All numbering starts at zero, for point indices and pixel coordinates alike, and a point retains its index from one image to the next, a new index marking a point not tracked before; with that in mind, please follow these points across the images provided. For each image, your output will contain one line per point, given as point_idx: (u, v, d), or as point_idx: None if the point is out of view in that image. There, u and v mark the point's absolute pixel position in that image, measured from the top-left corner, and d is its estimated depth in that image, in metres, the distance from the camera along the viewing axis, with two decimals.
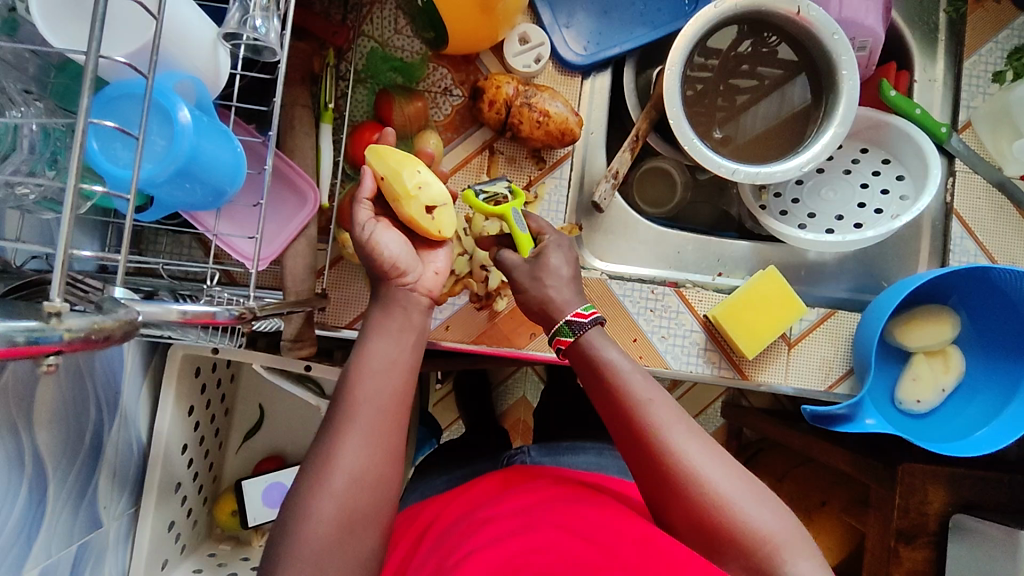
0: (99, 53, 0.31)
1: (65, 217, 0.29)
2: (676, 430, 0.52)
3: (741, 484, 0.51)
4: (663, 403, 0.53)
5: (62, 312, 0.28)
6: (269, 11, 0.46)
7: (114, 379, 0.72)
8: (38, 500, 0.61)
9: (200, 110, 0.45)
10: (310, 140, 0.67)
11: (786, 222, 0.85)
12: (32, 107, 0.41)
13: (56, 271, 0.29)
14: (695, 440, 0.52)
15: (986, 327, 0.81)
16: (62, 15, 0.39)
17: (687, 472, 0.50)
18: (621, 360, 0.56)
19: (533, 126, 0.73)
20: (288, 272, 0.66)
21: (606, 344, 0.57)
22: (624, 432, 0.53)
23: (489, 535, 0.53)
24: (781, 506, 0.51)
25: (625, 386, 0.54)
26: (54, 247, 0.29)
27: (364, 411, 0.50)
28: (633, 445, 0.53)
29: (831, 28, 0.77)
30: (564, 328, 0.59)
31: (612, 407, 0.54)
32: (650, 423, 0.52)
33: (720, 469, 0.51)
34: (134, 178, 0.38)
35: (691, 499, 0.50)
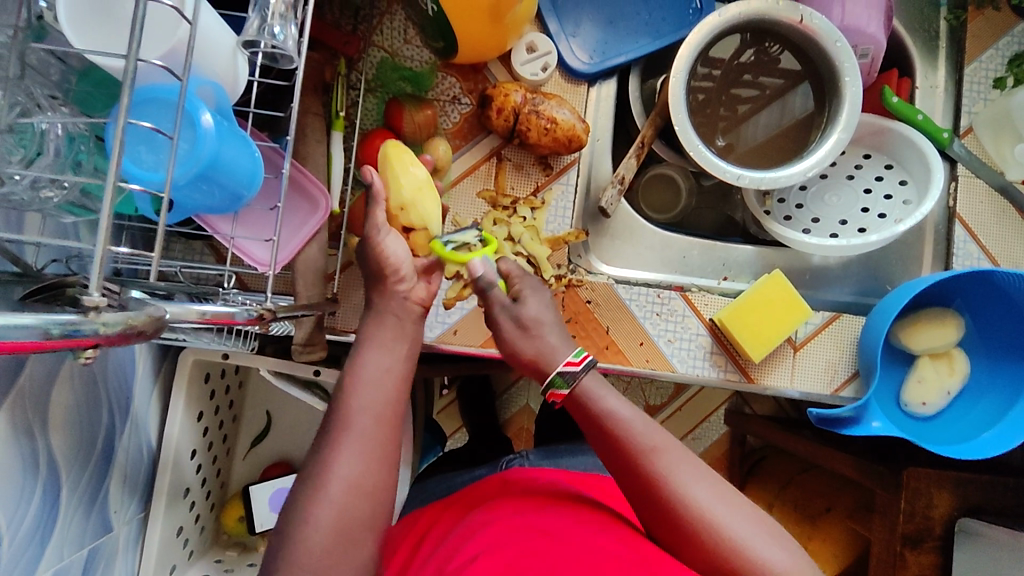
0: (137, 56, 0.32)
1: (104, 217, 0.30)
2: (687, 477, 0.52)
3: (755, 524, 0.51)
4: (672, 451, 0.53)
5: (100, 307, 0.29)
6: (286, 18, 0.48)
7: (127, 384, 0.73)
8: (51, 503, 0.62)
9: (221, 116, 0.46)
10: (321, 147, 0.69)
11: (791, 227, 0.86)
12: (57, 111, 0.42)
13: (95, 269, 0.30)
14: (706, 485, 0.52)
15: (990, 329, 0.81)
16: (88, 21, 0.40)
17: (699, 518, 0.51)
18: (621, 409, 0.55)
19: (541, 133, 0.75)
20: (299, 277, 0.68)
21: (607, 394, 0.56)
22: (632, 482, 0.53)
23: (490, 538, 0.55)
24: (792, 541, 0.51)
25: (628, 436, 0.54)
26: (93, 245, 0.31)
27: (359, 418, 0.51)
28: (643, 495, 0.53)
29: (834, 35, 0.78)
30: (558, 379, 0.57)
31: (617, 458, 0.54)
32: (658, 473, 0.52)
33: (731, 511, 0.51)
34: (166, 180, 0.39)
35: (705, 544, 0.50)
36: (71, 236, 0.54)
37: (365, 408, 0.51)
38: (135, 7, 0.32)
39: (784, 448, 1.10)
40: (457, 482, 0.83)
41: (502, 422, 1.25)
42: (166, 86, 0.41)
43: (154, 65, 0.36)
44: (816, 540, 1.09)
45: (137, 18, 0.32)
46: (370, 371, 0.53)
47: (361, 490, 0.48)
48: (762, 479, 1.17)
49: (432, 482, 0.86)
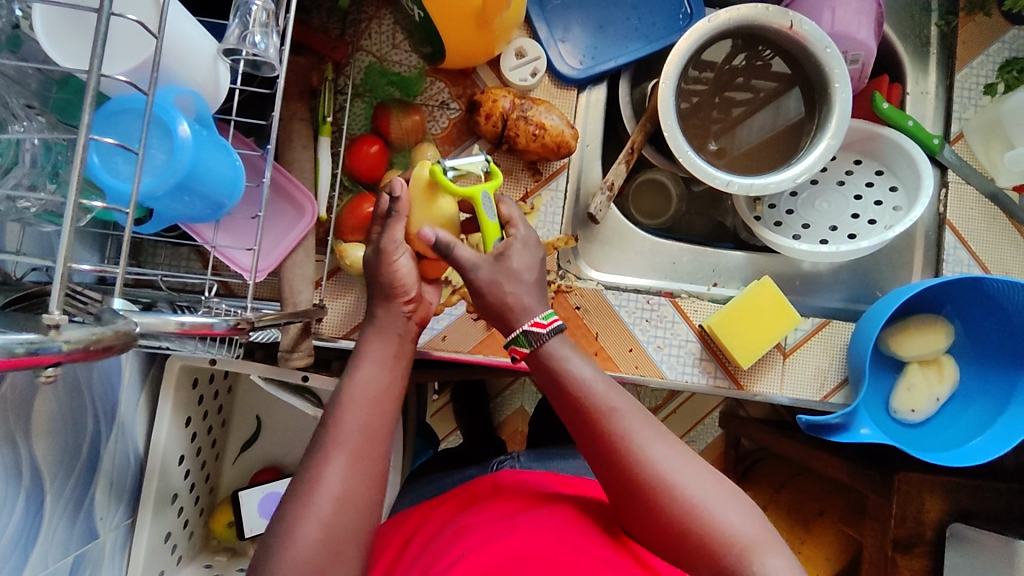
0: (101, 71, 0.32)
1: (65, 231, 0.30)
2: (645, 437, 0.51)
3: (713, 487, 0.51)
4: (630, 410, 0.53)
5: (61, 325, 0.29)
6: (268, 27, 0.48)
7: (112, 392, 0.73)
8: (35, 510, 0.61)
9: (200, 124, 0.46)
10: (308, 153, 0.68)
11: (781, 233, 0.86)
12: (34, 121, 0.42)
13: (56, 285, 0.30)
14: (665, 445, 0.51)
15: (979, 336, 0.81)
16: (64, 32, 0.40)
17: (657, 480, 0.50)
18: (583, 369, 0.55)
19: (530, 139, 0.74)
20: (287, 283, 0.67)
21: (569, 353, 0.55)
22: (591, 442, 0.53)
23: (472, 542, 0.55)
24: (752, 506, 0.51)
25: (588, 396, 0.53)
26: (55, 261, 0.30)
27: (349, 424, 0.51)
28: (602, 456, 0.52)
29: (823, 41, 0.78)
30: (520, 338, 0.56)
31: (577, 416, 0.53)
32: (617, 431, 0.51)
33: (690, 472, 0.51)
34: (133, 193, 0.38)
35: (663, 505, 0.50)
36: (53, 246, 0.54)
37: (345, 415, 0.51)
38: (98, 21, 0.32)
39: (777, 451, 1.10)
40: (446, 485, 0.83)
41: (495, 425, 1.25)
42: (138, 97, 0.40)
43: (121, 81, 0.35)
44: (810, 544, 1.09)
45: (101, 31, 0.31)
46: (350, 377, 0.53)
47: (342, 498, 0.48)
48: (754, 482, 1.17)
49: (421, 484, 0.85)
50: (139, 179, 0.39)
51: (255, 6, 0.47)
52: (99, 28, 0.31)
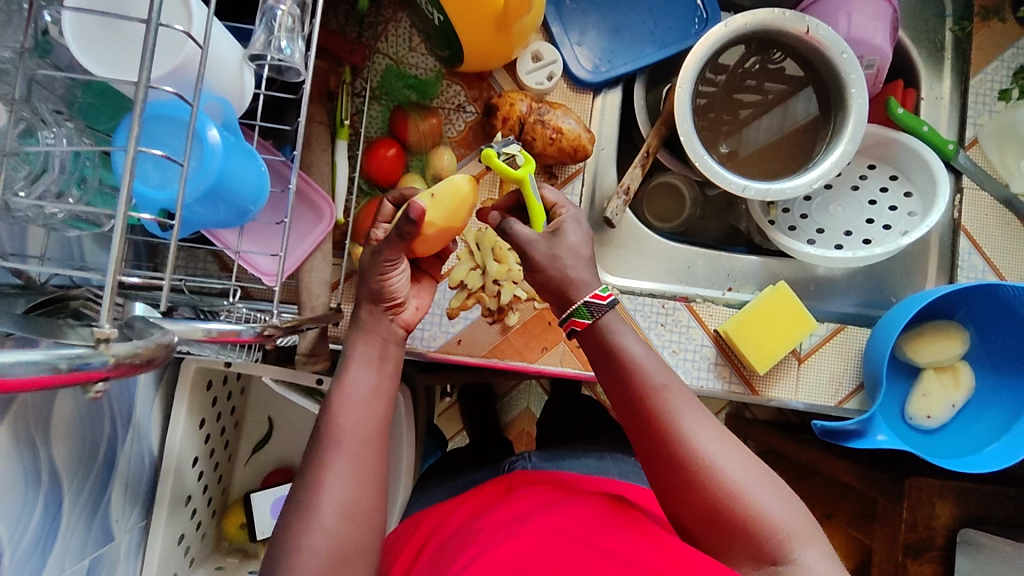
0: (148, 83, 0.32)
1: (115, 244, 0.30)
2: (691, 418, 0.52)
3: (756, 474, 0.51)
4: (679, 391, 0.54)
5: (110, 339, 0.29)
6: (293, 32, 0.48)
7: (128, 394, 0.73)
8: (53, 514, 0.61)
9: (227, 130, 0.46)
10: (326, 156, 0.68)
11: (795, 238, 0.85)
12: (62, 127, 0.42)
13: (105, 299, 0.30)
14: (710, 428, 0.52)
15: (995, 343, 0.81)
16: (95, 39, 0.40)
17: (702, 460, 0.50)
18: (635, 346, 0.55)
19: (547, 143, 0.74)
20: (304, 286, 0.67)
21: (621, 329, 0.57)
22: (638, 417, 0.53)
23: (489, 541, 0.55)
24: (790, 496, 0.51)
25: (639, 372, 0.54)
26: (104, 273, 0.31)
27: (351, 437, 0.50)
28: (647, 431, 0.53)
29: (839, 46, 0.78)
30: (582, 309, 0.56)
31: (626, 392, 0.54)
32: (666, 408, 0.52)
33: (732, 457, 0.51)
34: (177, 201, 0.38)
35: (704, 486, 0.50)
36: (76, 251, 0.54)
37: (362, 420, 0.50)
38: (147, 33, 0.32)
39: (785, 454, 1.10)
40: (458, 485, 0.83)
41: (503, 426, 1.25)
42: (176, 106, 0.41)
43: (168, 91, 0.36)
44: None
45: (150, 43, 0.31)
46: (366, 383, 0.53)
47: (358, 505, 0.48)
48: None
49: (432, 486, 0.85)
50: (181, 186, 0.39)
51: (281, 11, 0.47)
52: (149, 42, 0.31)
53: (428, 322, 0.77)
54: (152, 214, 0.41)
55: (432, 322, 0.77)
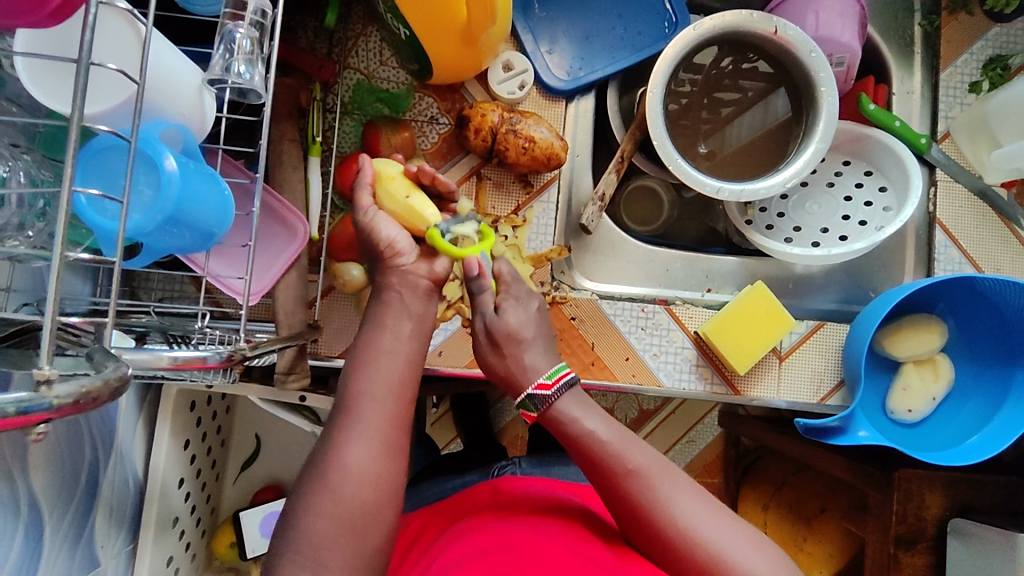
0: (82, 118, 0.32)
1: (53, 282, 0.30)
2: (667, 492, 0.54)
3: (738, 533, 0.53)
4: (650, 465, 0.55)
5: (52, 380, 0.29)
6: (252, 56, 0.48)
7: (110, 420, 0.73)
8: (35, 542, 0.61)
9: (187, 157, 0.45)
10: (299, 174, 0.68)
11: (773, 236, 0.86)
12: (19, 160, 0.42)
13: (46, 338, 0.30)
14: (687, 498, 0.54)
15: (973, 335, 0.82)
16: (45, 74, 0.40)
17: (681, 532, 0.53)
18: (600, 427, 0.57)
19: (519, 152, 0.74)
20: (280, 304, 0.67)
21: (582, 411, 0.59)
22: (615, 498, 0.56)
23: (468, 551, 0.56)
24: (772, 549, 0.54)
25: (605, 456, 0.56)
26: (44, 310, 0.31)
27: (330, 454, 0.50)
28: (623, 510, 0.55)
29: (808, 45, 0.78)
30: (528, 402, 0.60)
31: (601, 478, 0.56)
32: (639, 488, 0.54)
33: (708, 521, 0.53)
34: (123, 231, 0.38)
35: (685, 555, 0.53)
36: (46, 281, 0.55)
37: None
38: (77, 74, 0.31)
39: (777, 449, 1.10)
40: (448, 489, 0.83)
41: (496, 432, 1.25)
42: (121, 143, 0.41)
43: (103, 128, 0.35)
44: (812, 542, 1.09)
45: (81, 82, 0.32)
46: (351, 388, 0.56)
47: None
48: (757, 481, 1.18)
49: (423, 493, 0.85)
50: (129, 217, 0.39)
51: (239, 34, 0.47)
52: (78, 82, 0.31)
53: None
54: (110, 246, 0.41)
55: None
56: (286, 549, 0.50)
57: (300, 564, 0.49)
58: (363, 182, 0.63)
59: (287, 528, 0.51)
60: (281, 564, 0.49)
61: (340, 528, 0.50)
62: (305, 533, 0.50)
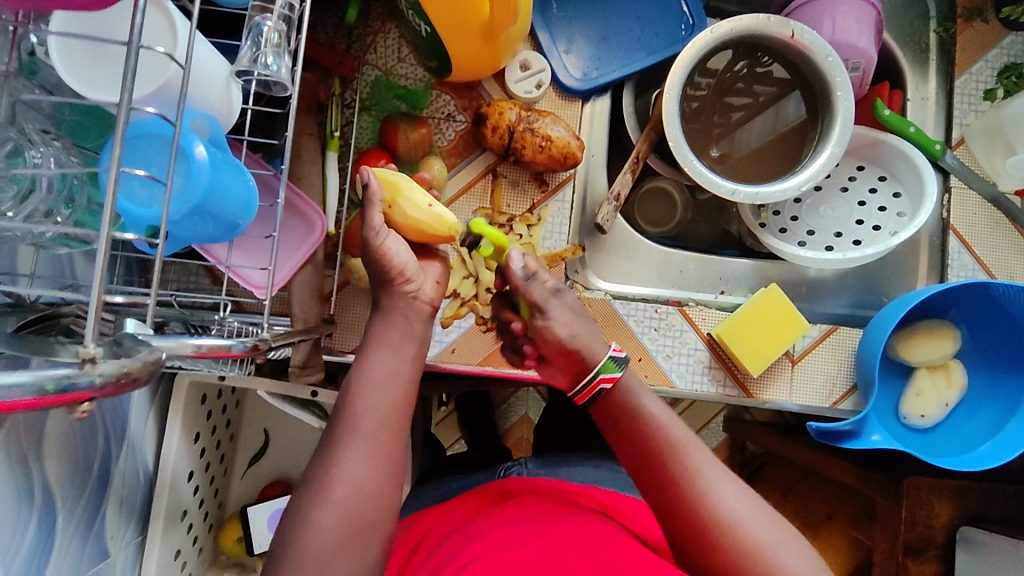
0: (130, 105, 0.31)
1: (100, 263, 0.30)
2: (714, 475, 0.55)
3: (775, 527, 0.53)
4: (699, 449, 0.56)
5: (96, 358, 0.30)
6: (279, 48, 0.48)
7: (123, 411, 0.73)
8: (47, 532, 0.61)
9: (215, 147, 0.46)
10: (317, 168, 0.69)
11: (786, 240, 0.86)
12: (50, 146, 0.42)
13: (91, 316, 0.30)
14: (732, 485, 0.55)
15: (986, 342, 0.82)
16: (79, 59, 0.40)
17: (722, 516, 0.53)
18: (655, 406, 0.59)
19: (536, 151, 0.75)
20: (296, 298, 0.67)
21: (641, 388, 0.60)
22: (660, 479, 0.56)
23: (480, 550, 0.56)
24: (808, 549, 0.53)
25: (660, 434, 0.57)
26: (89, 290, 0.31)
27: (358, 430, 0.53)
28: (666, 491, 0.55)
29: (824, 50, 0.78)
30: (610, 363, 0.59)
31: (647, 453, 0.57)
32: (686, 466, 0.55)
33: (750, 512, 0.53)
34: (162, 220, 0.39)
35: (721, 540, 0.52)
36: (65, 266, 0.55)
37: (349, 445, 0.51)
38: (127, 57, 0.31)
39: (783, 455, 1.10)
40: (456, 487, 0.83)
41: (501, 433, 1.25)
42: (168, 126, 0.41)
43: (150, 112, 0.35)
44: (818, 549, 1.09)
45: (132, 65, 0.31)
46: (366, 381, 0.56)
47: None
48: (763, 487, 1.17)
49: (431, 491, 0.85)
50: (167, 206, 0.39)
51: (267, 27, 0.47)
52: (129, 65, 0.31)
53: None
54: (139, 232, 0.41)
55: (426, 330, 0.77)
56: (301, 542, 0.50)
57: (315, 556, 0.49)
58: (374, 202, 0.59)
59: (302, 521, 0.51)
60: (296, 556, 0.49)
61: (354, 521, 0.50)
62: (321, 526, 0.50)
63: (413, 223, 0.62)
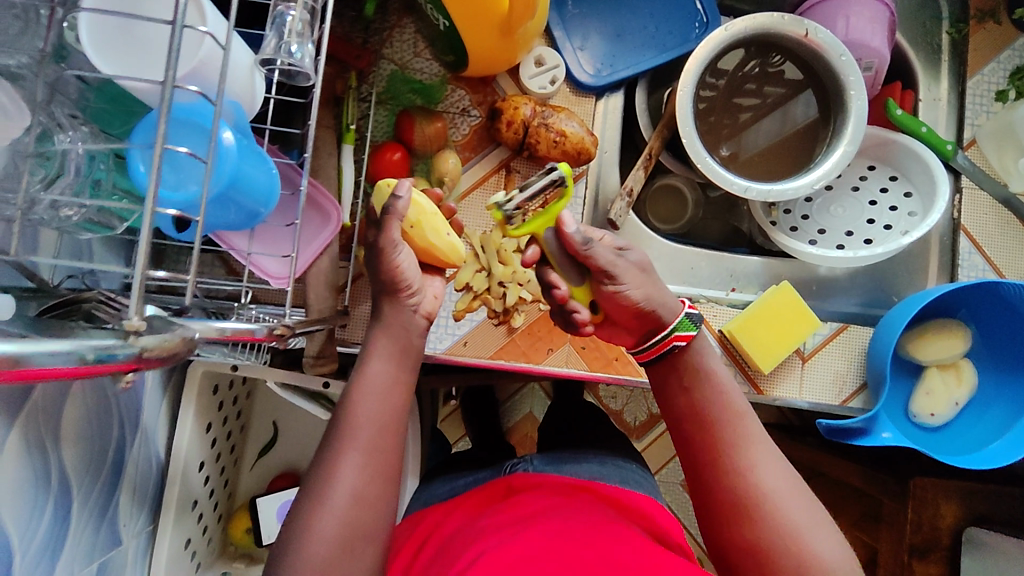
0: (174, 83, 0.33)
1: (143, 243, 0.31)
2: (766, 450, 0.55)
3: (814, 511, 0.52)
4: (758, 425, 0.57)
5: (138, 331, 0.31)
6: (303, 37, 0.48)
7: (137, 399, 0.73)
8: (63, 517, 0.61)
9: (240, 133, 0.46)
10: (333, 160, 0.69)
11: (797, 238, 0.86)
12: (78, 130, 0.42)
13: (135, 290, 0.31)
14: (781, 463, 0.55)
15: (996, 342, 0.82)
16: (108, 40, 0.40)
17: (766, 487, 0.53)
18: (724, 374, 0.60)
19: (550, 146, 0.75)
20: (312, 288, 0.67)
21: (713, 357, 0.61)
22: (713, 443, 0.56)
23: (492, 542, 0.56)
24: (843, 541, 0.52)
25: (725, 402, 0.58)
26: (131, 267, 0.31)
27: (367, 427, 0.53)
28: (715, 455, 0.56)
29: (838, 49, 0.79)
30: (687, 321, 0.60)
31: (706, 415, 0.58)
32: (742, 435, 0.56)
33: (795, 499, 0.53)
34: (203, 202, 0.39)
35: (760, 510, 0.52)
36: (85, 252, 0.55)
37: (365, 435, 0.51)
38: (172, 33, 0.32)
39: (788, 455, 1.10)
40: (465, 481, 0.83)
41: (506, 430, 1.25)
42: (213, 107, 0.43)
43: (193, 92, 0.36)
44: None
45: (176, 43, 0.32)
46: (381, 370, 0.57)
47: None
48: None
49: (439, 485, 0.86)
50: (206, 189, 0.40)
51: (291, 16, 0.47)
52: (174, 42, 0.32)
53: (434, 324, 0.77)
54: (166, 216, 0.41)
55: (438, 324, 0.77)
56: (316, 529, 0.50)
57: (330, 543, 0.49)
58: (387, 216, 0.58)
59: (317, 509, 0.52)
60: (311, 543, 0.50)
61: (369, 508, 0.50)
62: None
63: (430, 248, 0.62)
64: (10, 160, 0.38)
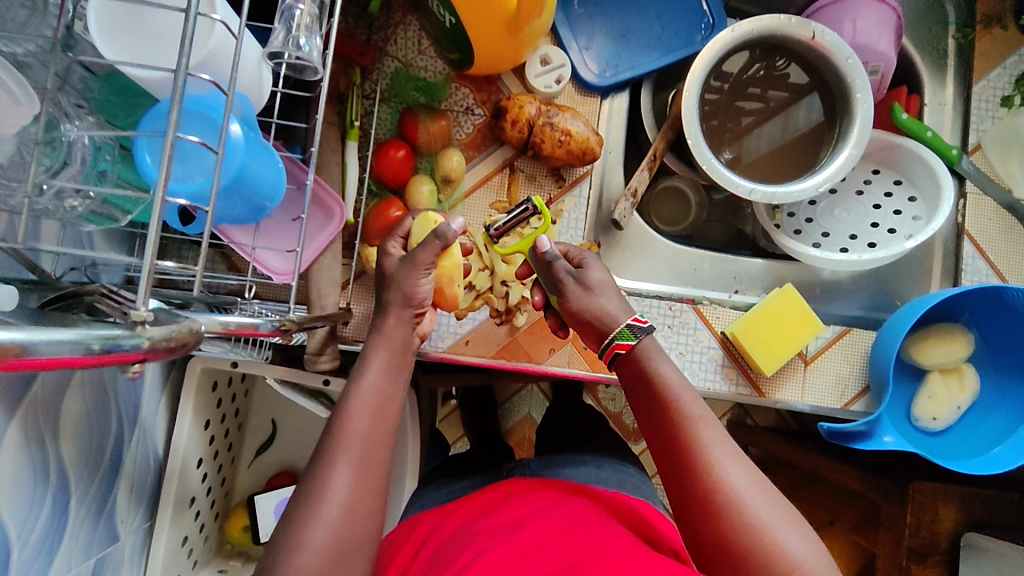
0: (187, 71, 0.33)
1: (152, 233, 0.31)
2: (721, 448, 0.52)
3: (778, 508, 0.49)
4: (711, 421, 0.53)
5: (146, 321, 0.31)
6: (311, 30, 0.48)
7: (136, 395, 0.73)
8: (60, 512, 0.61)
9: (246, 127, 0.46)
10: (337, 157, 0.69)
11: (801, 241, 0.86)
12: (85, 120, 0.41)
13: (144, 280, 0.31)
14: (737, 460, 0.51)
15: (998, 346, 0.82)
16: (117, 28, 0.40)
17: (723, 488, 0.50)
18: (672, 374, 0.57)
19: (555, 145, 0.75)
20: (314, 285, 0.67)
21: (661, 356, 0.58)
22: (666, 445, 0.54)
23: (492, 543, 0.55)
24: (813, 535, 0.49)
25: (675, 403, 0.54)
26: (141, 258, 0.31)
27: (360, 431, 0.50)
28: (674, 461, 0.53)
29: (845, 52, 0.79)
30: (625, 331, 0.59)
31: (660, 417, 0.55)
32: (695, 436, 0.52)
33: (758, 491, 0.50)
34: (213, 192, 0.39)
35: (722, 514, 0.49)
36: (86, 244, 0.55)
37: (363, 429, 0.50)
38: (186, 22, 0.33)
39: (786, 459, 1.10)
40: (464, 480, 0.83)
41: (504, 431, 1.25)
42: (224, 97, 0.43)
43: (203, 79, 0.36)
44: None
45: (189, 31, 0.33)
46: (382, 365, 0.56)
47: (369, 485, 0.48)
48: None
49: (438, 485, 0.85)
50: (216, 181, 0.40)
51: (299, 10, 0.47)
52: (188, 30, 0.33)
53: (436, 323, 0.77)
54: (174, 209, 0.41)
55: (440, 322, 0.77)
56: None
57: None
58: (395, 232, 0.64)
59: None
60: None
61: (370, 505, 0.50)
62: None
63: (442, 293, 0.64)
64: (17, 150, 0.38)
